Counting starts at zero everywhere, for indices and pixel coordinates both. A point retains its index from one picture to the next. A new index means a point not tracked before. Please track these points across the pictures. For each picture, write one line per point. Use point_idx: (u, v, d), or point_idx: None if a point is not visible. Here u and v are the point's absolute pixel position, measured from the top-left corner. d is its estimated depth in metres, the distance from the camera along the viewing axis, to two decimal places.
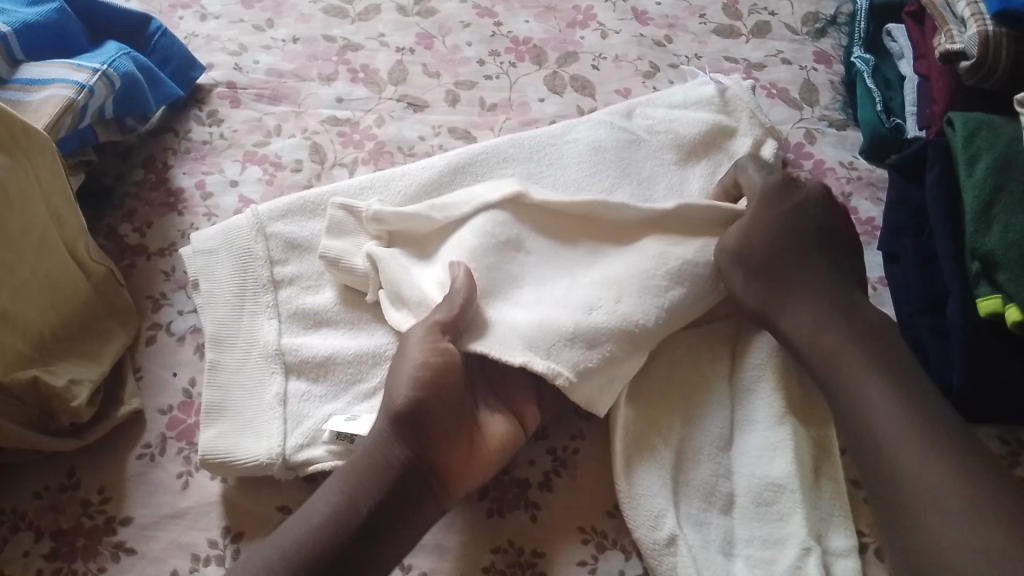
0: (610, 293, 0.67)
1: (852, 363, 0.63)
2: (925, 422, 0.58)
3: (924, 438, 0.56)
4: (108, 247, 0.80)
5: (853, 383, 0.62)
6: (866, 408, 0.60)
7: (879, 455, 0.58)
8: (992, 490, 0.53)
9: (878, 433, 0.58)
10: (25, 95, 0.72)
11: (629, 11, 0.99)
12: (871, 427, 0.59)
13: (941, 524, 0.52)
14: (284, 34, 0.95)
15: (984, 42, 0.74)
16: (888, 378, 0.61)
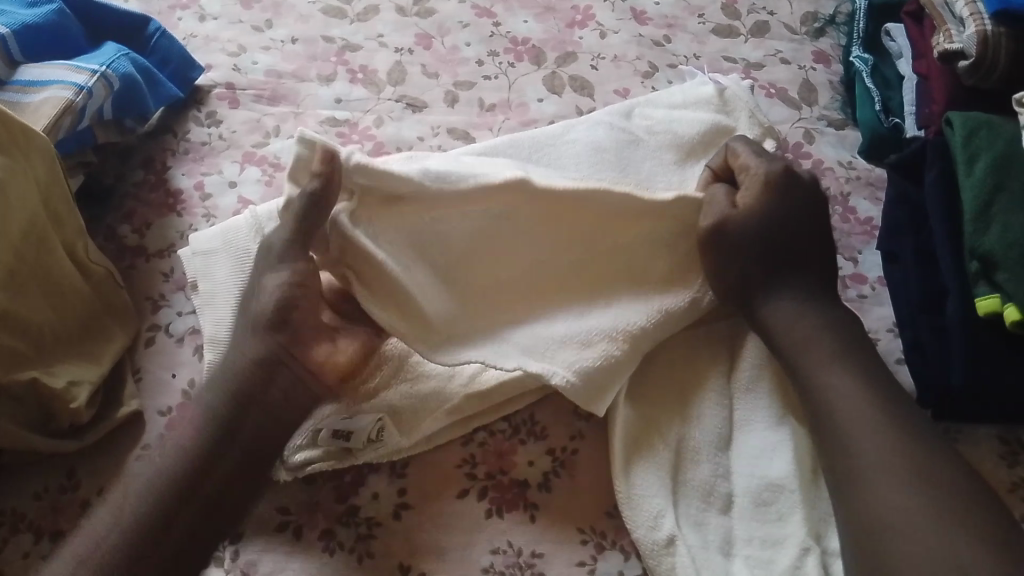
0: (602, 301, 0.70)
1: (818, 357, 0.64)
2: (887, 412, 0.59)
3: (889, 427, 0.58)
4: (107, 248, 0.80)
5: (818, 376, 0.63)
6: (833, 399, 0.61)
7: (843, 444, 0.59)
8: (957, 490, 0.54)
9: (842, 422, 0.60)
10: (24, 96, 0.72)
11: (627, 10, 0.98)
12: (835, 417, 0.60)
13: (904, 515, 0.53)
14: (283, 34, 0.95)
15: (983, 41, 0.74)
16: (853, 373, 0.62)
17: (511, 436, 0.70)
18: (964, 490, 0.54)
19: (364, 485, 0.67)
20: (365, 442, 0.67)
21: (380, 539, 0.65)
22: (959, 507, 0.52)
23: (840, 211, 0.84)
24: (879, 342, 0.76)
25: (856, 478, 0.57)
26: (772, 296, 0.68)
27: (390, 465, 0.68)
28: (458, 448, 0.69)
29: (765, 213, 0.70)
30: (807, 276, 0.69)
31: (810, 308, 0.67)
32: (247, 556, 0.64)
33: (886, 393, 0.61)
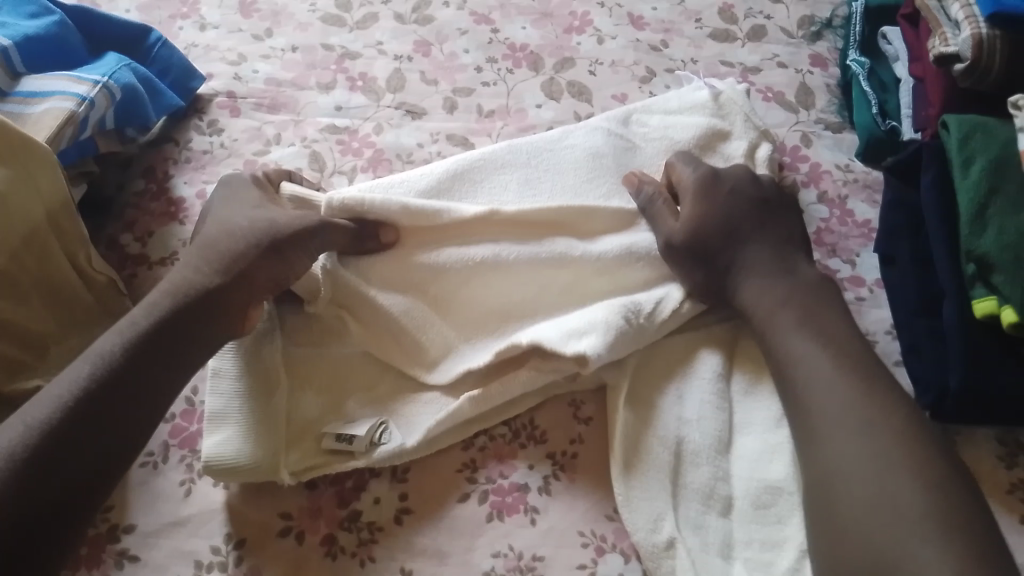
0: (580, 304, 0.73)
1: (785, 320, 0.65)
2: (852, 368, 0.60)
3: (852, 381, 0.59)
4: (110, 257, 0.81)
5: (783, 338, 0.64)
6: (792, 356, 0.63)
7: (802, 398, 0.60)
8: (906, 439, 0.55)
9: (804, 377, 0.61)
10: (25, 108, 0.73)
11: (625, 15, 0.99)
12: (798, 373, 0.61)
13: (854, 469, 0.54)
14: (283, 43, 0.96)
15: (978, 45, 0.74)
16: (818, 334, 0.63)
17: (511, 440, 0.70)
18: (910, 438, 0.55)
19: (365, 489, 0.68)
20: (368, 446, 0.68)
21: (381, 544, 0.65)
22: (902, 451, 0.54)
23: (838, 214, 0.84)
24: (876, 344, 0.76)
25: (816, 430, 0.58)
26: (743, 280, 0.70)
27: (391, 471, 0.69)
28: (459, 453, 0.70)
29: (712, 211, 0.73)
30: (771, 260, 0.70)
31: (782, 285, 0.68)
32: (249, 562, 0.64)
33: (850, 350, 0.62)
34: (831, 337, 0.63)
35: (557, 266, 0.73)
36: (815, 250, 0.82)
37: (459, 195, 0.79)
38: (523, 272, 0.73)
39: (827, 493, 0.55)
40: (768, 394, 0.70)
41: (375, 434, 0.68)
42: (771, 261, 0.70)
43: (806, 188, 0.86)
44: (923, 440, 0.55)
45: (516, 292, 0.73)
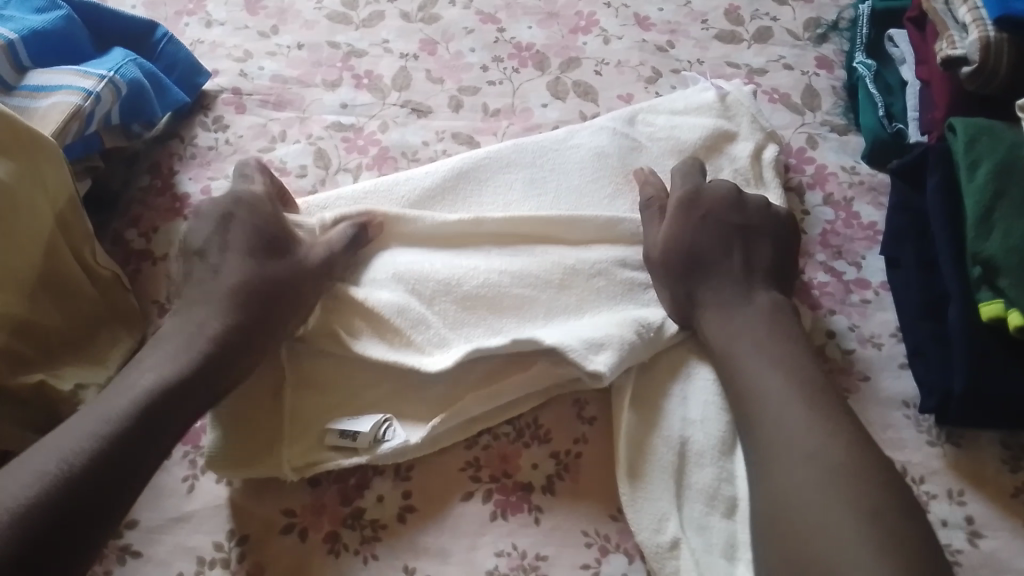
0: (582, 310, 0.72)
1: (742, 339, 0.65)
2: (807, 390, 0.60)
3: (805, 402, 0.59)
4: (114, 252, 0.81)
5: (739, 357, 0.64)
6: (744, 363, 0.64)
7: (755, 419, 0.60)
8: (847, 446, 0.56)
9: (758, 400, 0.61)
10: (31, 102, 0.73)
11: (631, 16, 0.99)
12: (754, 394, 0.61)
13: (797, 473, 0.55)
14: (288, 40, 0.96)
15: (985, 48, 0.74)
16: (770, 352, 0.63)
17: (515, 439, 0.70)
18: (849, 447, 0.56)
19: (369, 487, 0.67)
20: (371, 442, 0.67)
21: (384, 541, 0.65)
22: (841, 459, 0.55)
23: (843, 216, 0.84)
24: (882, 346, 0.76)
25: (774, 452, 0.58)
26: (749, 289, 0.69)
27: (394, 469, 0.68)
28: (463, 452, 0.69)
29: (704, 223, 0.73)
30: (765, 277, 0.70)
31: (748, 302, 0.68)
32: (252, 559, 0.64)
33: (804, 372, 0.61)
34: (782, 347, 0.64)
35: (551, 276, 0.73)
36: (820, 252, 0.82)
37: (463, 193, 0.79)
38: (519, 280, 0.73)
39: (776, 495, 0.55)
40: None
41: (379, 430, 0.68)
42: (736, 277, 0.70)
43: (812, 190, 0.86)
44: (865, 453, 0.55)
45: (506, 296, 0.72)
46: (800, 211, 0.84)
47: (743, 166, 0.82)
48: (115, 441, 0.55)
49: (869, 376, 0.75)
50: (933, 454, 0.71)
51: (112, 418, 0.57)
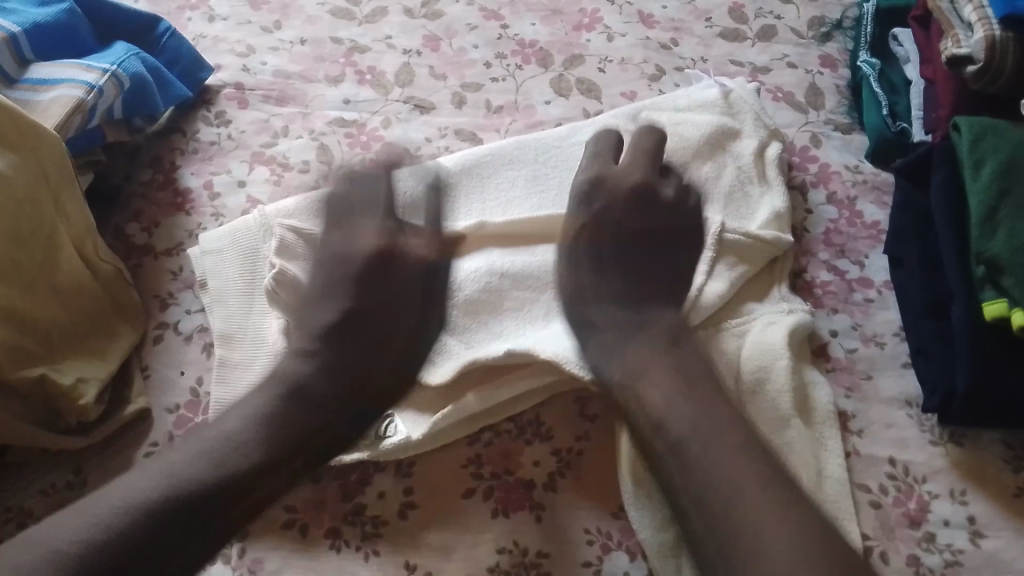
0: None
1: (654, 381, 0.61)
2: (689, 386, 0.61)
3: (686, 398, 0.59)
4: (115, 247, 0.81)
5: (652, 400, 0.60)
6: (625, 356, 0.65)
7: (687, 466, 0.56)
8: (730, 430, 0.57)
9: (687, 446, 0.56)
10: (33, 95, 0.73)
11: (634, 14, 0.99)
12: (677, 440, 0.57)
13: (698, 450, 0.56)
14: (291, 36, 0.96)
15: (990, 46, 0.74)
16: (676, 391, 0.60)
17: (517, 436, 0.70)
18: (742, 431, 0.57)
19: (370, 483, 0.67)
20: (375, 439, 0.68)
21: (386, 538, 0.65)
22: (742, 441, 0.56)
23: (846, 215, 0.84)
24: (885, 345, 0.76)
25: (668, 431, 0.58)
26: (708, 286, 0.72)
27: (396, 465, 0.68)
28: (464, 449, 0.69)
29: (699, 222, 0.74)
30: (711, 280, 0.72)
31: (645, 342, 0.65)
32: (253, 554, 0.64)
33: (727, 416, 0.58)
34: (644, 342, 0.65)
35: (555, 278, 0.73)
36: (823, 251, 0.82)
37: (466, 189, 0.79)
38: (523, 280, 0.73)
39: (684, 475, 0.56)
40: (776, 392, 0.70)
41: (381, 426, 0.68)
42: (647, 314, 0.68)
43: (815, 189, 0.86)
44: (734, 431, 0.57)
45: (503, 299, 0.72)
46: (803, 209, 0.84)
47: (747, 164, 0.82)
48: (208, 471, 0.56)
49: (871, 375, 0.75)
50: (936, 453, 0.71)
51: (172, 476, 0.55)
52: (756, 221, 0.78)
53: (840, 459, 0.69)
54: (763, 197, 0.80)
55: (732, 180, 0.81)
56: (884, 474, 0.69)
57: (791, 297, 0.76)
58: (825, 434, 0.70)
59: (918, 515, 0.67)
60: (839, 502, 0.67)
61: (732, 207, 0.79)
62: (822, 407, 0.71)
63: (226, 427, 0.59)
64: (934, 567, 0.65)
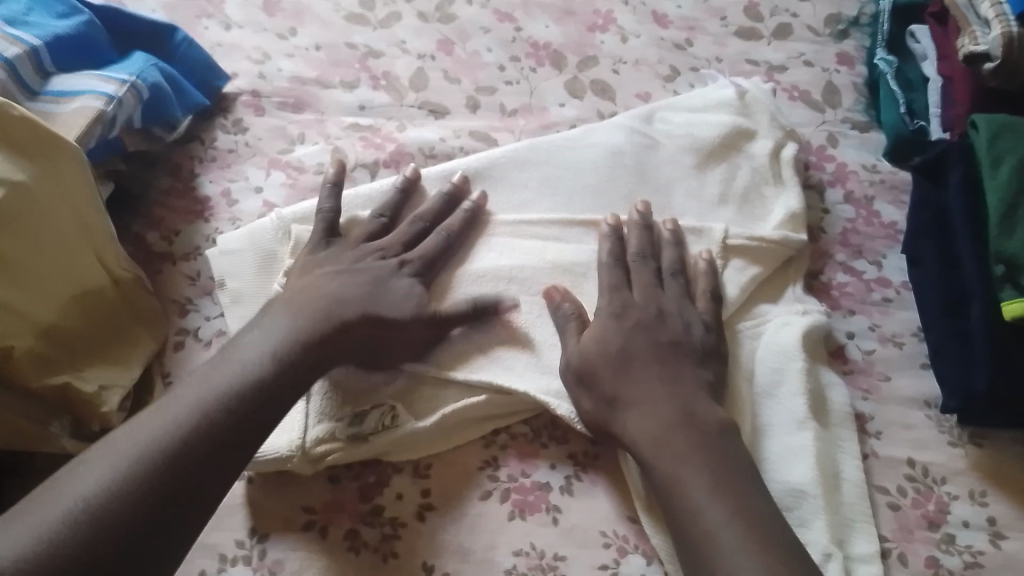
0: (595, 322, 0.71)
1: (687, 461, 0.59)
2: (705, 438, 0.61)
3: (703, 450, 0.60)
4: (136, 254, 0.82)
5: (688, 491, 0.58)
6: (645, 401, 0.63)
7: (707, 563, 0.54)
8: (742, 491, 0.58)
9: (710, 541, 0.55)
10: (55, 107, 0.74)
11: (649, 14, 0.98)
12: (705, 536, 0.55)
13: (707, 511, 0.56)
14: (306, 42, 0.96)
15: (1008, 43, 0.73)
16: (712, 479, 0.58)
17: (532, 439, 0.70)
18: (759, 497, 0.58)
19: (388, 485, 0.68)
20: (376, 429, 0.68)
21: (404, 540, 0.65)
22: (755, 509, 0.57)
23: (864, 214, 0.83)
24: (903, 346, 0.76)
25: (680, 482, 0.58)
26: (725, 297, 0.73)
27: (413, 467, 0.69)
28: (480, 451, 0.70)
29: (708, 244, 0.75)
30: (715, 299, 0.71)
31: (676, 408, 0.62)
32: (274, 556, 0.65)
33: (754, 508, 0.57)
34: (672, 386, 0.64)
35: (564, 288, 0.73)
36: (840, 251, 0.81)
37: (478, 192, 0.79)
38: (529, 286, 0.74)
39: (700, 536, 0.56)
40: (789, 393, 0.70)
41: (384, 417, 0.68)
42: (678, 371, 0.65)
43: (831, 188, 0.85)
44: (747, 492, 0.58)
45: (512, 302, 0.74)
46: (820, 209, 0.84)
47: (762, 164, 0.81)
48: (197, 426, 0.56)
49: (889, 376, 0.74)
50: (956, 454, 0.70)
51: (154, 455, 0.53)
52: (771, 222, 0.78)
53: (857, 461, 0.69)
54: (777, 198, 0.80)
55: (746, 182, 0.80)
56: (903, 476, 0.69)
57: (806, 298, 0.76)
58: (841, 436, 0.70)
59: (936, 517, 0.67)
60: (855, 504, 0.67)
61: (748, 209, 0.80)
62: (838, 408, 0.71)
63: (239, 380, 0.59)
64: (954, 570, 0.64)
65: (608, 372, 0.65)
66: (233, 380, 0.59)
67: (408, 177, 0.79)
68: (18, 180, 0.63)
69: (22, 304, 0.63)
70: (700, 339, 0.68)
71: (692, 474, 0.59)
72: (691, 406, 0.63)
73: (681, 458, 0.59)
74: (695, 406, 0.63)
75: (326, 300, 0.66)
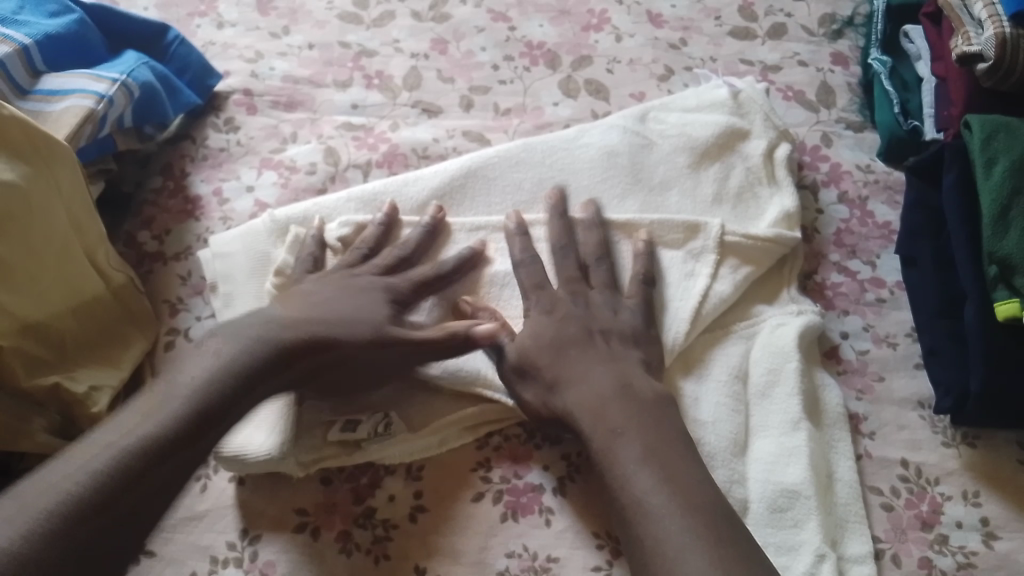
0: None
1: (623, 432, 0.60)
2: (648, 447, 0.59)
3: (643, 448, 0.59)
4: (127, 254, 0.82)
5: (620, 453, 0.59)
6: (576, 379, 0.65)
7: (635, 529, 0.56)
8: (679, 475, 0.58)
9: (658, 474, 0.57)
10: (45, 106, 0.73)
11: (643, 13, 0.98)
12: (632, 503, 0.57)
13: (639, 498, 0.56)
14: (300, 41, 0.96)
15: (1002, 43, 0.73)
16: (647, 447, 0.59)
17: (526, 440, 0.70)
18: (704, 493, 0.57)
19: (380, 486, 0.68)
20: (370, 435, 0.67)
21: (396, 542, 0.65)
22: (703, 502, 0.56)
23: (858, 215, 0.83)
24: (897, 346, 0.76)
25: (610, 459, 0.60)
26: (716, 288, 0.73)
27: (406, 468, 0.68)
28: (473, 452, 0.69)
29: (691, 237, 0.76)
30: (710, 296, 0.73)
31: (613, 382, 0.64)
32: (265, 557, 0.65)
33: (693, 489, 0.57)
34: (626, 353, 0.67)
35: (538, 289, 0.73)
36: (833, 252, 0.81)
37: (470, 192, 0.79)
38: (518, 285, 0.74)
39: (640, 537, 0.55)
40: (784, 394, 0.69)
41: (379, 424, 0.67)
42: (616, 349, 0.66)
43: (826, 188, 0.85)
44: (681, 466, 0.58)
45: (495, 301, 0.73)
46: (814, 209, 0.84)
47: (756, 164, 0.81)
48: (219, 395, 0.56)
49: (883, 377, 0.74)
50: (949, 455, 0.70)
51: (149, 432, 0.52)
52: (766, 220, 0.78)
53: (851, 461, 0.69)
54: (772, 197, 0.80)
55: (739, 182, 0.80)
56: (897, 477, 0.69)
57: (801, 298, 0.76)
58: (835, 436, 0.70)
59: (930, 517, 0.67)
60: (849, 504, 0.67)
61: (741, 208, 0.80)
62: (832, 408, 0.71)
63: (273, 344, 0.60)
64: (947, 569, 0.64)
65: (546, 362, 0.66)
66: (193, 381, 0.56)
67: (400, 180, 0.79)
68: (10, 179, 0.62)
69: (14, 303, 0.62)
70: (630, 321, 0.69)
71: (628, 466, 0.58)
72: (628, 382, 0.64)
73: (621, 451, 0.59)
74: (642, 414, 0.62)
75: (260, 334, 0.60)
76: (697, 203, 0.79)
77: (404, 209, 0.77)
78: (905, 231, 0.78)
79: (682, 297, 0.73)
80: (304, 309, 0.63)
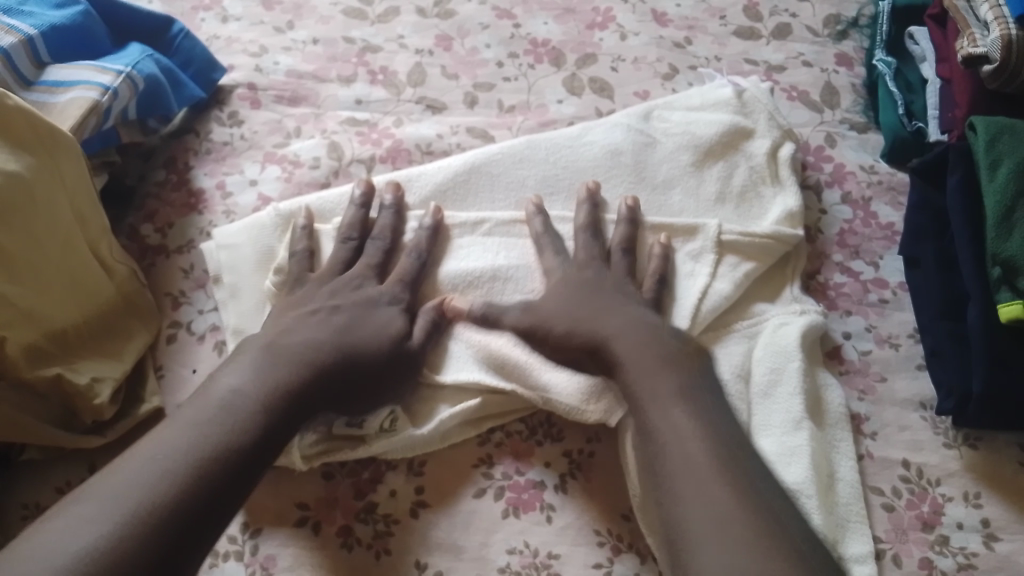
0: None
1: (659, 373, 0.61)
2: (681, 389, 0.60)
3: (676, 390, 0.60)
4: (130, 247, 0.81)
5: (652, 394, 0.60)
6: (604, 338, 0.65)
7: (663, 465, 0.56)
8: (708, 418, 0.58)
9: (687, 416, 0.58)
10: (49, 97, 0.73)
11: (648, 12, 0.98)
12: (662, 441, 0.57)
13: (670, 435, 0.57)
14: (304, 36, 0.96)
15: (1007, 45, 0.73)
16: (677, 391, 0.60)
17: (528, 437, 0.70)
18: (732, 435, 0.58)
19: (381, 481, 0.68)
20: (377, 432, 0.67)
21: (396, 537, 0.65)
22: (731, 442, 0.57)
23: (862, 215, 0.83)
24: (900, 347, 0.76)
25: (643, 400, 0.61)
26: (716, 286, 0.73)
27: (407, 464, 0.68)
28: (474, 449, 0.69)
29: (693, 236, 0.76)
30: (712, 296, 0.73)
31: (638, 340, 0.64)
32: (265, 551, 0.65)
33: (721, 431, 0.58)
34: None
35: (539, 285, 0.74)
36: (837, 252, 0.81)
37: (474, 188, 0.79)
38: (522, 282, 0.74)
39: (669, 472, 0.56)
40: (786, 393, 0.69)
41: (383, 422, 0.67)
42: None
43: (830, 188, 0.85)
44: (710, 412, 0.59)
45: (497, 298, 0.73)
46: (818, 209, 0.84)
47: (760, 163, 0.81)
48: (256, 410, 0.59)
49: (885, 377, 0.74)
50: (950, 456, 0.70)
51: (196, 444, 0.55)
52: (769, 219, 0.78)
53: (853, 461, 0.69)
54: (776, 196, 0.80)
55: (743, 182, 0.80)
56: (898, 477, 0.69)
57: (804, 298, 0.76)
58: (837, 437, 0.70)
59: (930, 518, 0.67)
60: (851, 505, 0.66)
61: (744, 208, 0.80)
62: (834, 408, 0.71)
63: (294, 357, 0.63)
64: (947, 570, 0.64)
65: None
66: (231, 397, 0.59)
67: (407, 174, 0.79)
68: (13, 170, 0.62)
69: (16, 294, 0.62)
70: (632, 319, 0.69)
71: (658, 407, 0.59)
72: None
73: (653, 393, 0.60)
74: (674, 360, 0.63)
75: (288, 346, 0.63)
76: (701, 201, 0.79)
77: (409, 204, 0.78)
78: (908, 232, 0.78)
79: (684, 295, 0.73)
80: (316, 321, 0.66)
